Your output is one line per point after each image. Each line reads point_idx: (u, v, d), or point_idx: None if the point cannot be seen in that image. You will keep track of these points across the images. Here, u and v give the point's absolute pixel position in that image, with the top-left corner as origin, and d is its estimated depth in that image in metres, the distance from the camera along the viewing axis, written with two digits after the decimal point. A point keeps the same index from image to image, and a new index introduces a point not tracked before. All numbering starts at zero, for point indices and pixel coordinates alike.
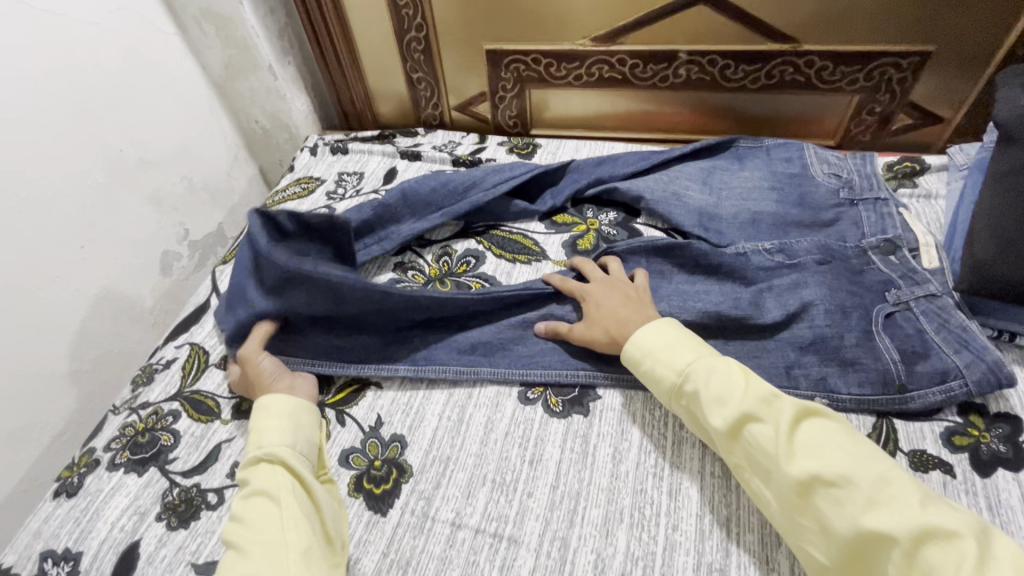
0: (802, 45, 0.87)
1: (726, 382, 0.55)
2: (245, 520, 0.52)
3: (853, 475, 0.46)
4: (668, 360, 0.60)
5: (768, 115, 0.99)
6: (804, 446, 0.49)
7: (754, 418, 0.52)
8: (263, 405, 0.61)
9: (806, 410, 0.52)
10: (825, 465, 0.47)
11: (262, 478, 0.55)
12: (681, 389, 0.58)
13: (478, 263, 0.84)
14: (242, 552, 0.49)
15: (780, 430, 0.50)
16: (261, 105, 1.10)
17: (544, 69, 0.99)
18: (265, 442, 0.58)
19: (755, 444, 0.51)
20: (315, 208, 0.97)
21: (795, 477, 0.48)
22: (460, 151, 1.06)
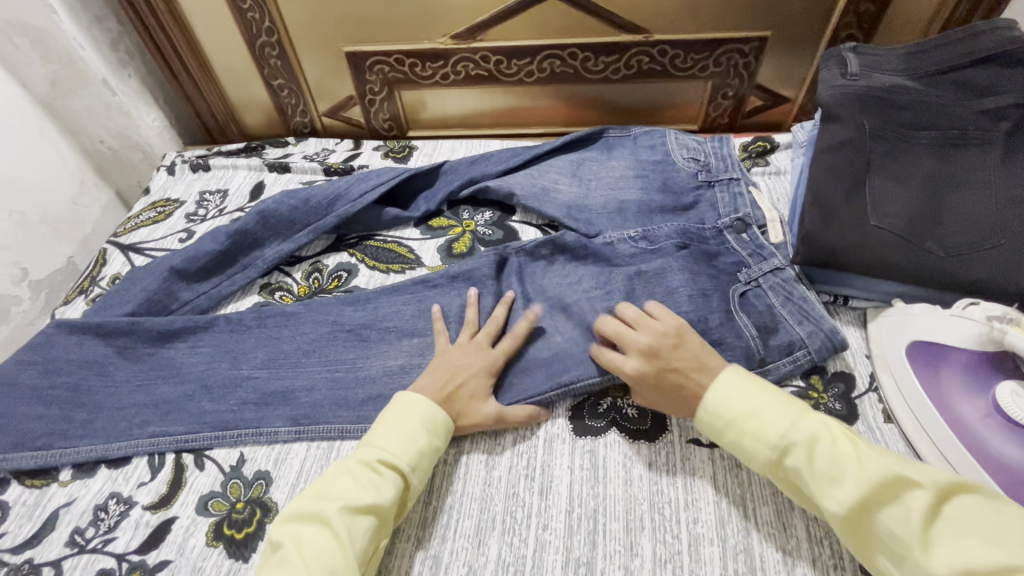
0: (653, 35, 0.89)
1: (836, 460, 0.48)
2: (356, 529, 0.50)
3: (1016, 570, 0.39)
4: (757, 436, 0.52)
5: (633, 104, 1.01)
6: (946, 534, 0.42)
7: (880, 498, 0.46)
8: (426, 416, 0.57)
9: (942, 489, 0.44)
10: (974, 557, 0.40)
11: (387, 493, 0.52)
12: (778, 461, 0.51)
13: (350, 276, 0.81)
14: (337, 557, 0.48)
15: (915, 518, 0.43)
16: (104, 123, 0.99)
17: (409, 70, 0.96)
18: (407, 456, 0.55)
19: (887, 532, 0.45)
20: (171, 233, 0.90)
21: (943, 572, 0.41)
22: (333, 158, 1.01)
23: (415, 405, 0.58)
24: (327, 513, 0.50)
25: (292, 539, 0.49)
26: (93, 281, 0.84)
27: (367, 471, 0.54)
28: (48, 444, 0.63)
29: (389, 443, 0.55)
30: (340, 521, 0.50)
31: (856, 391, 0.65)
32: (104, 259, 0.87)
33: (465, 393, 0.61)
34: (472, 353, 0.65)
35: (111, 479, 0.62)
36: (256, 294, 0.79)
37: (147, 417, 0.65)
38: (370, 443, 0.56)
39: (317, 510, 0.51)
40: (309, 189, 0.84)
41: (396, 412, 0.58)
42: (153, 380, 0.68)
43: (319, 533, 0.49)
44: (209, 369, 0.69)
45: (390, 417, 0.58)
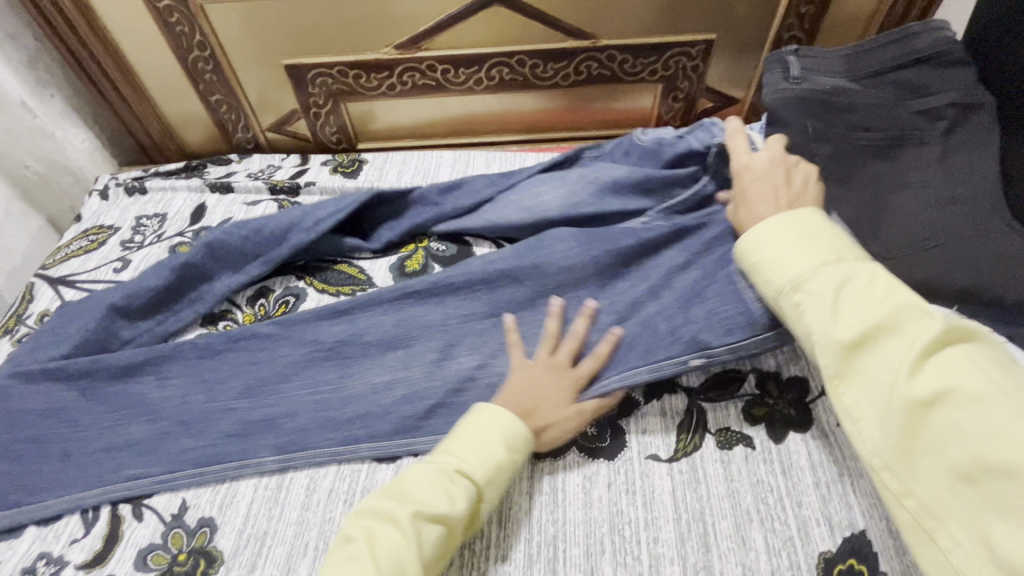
0: (600, 40, 0.88)
1: (851, 289, 0.44)
2: (426, 537, 0.48)
3: (993, 402, 0.36)
4: (785, 261, 0.48)
5: (586, 109, 1.00)
6: (942, 364, 0.39)
7: (887, 327, 0.41)
8: (506, 430, 0.55)
9: (960, 329, 0.40)
10: (967, 393, 0.37)
11: (459, 503, 0.50)
12: (791, 285, 0.47)
13: (298, 302, 0.77)
14: (404, 557, 0.46)
15: (917, 349, 0.39)
16: (27, 147, 0.93)
17: (353, 82, 0.93)
18: (481, 466, 0.53)
19: (879, 359, 0.41)
20: (105, 263, 0.84)
21: (919, 395, 0.39)
22: (280, 176, 0.97)
23: (493, 415, 0.55)
24: (397, 516, 0.49)
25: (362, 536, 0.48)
26: (20, 319, 0.78)
27: (443, 479, 0.51)
28: None
29: (468, 454, 0.53)
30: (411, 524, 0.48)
31: (810, 395, 0.63)
32: (32, 294, 0.81)
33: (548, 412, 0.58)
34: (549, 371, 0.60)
35: (39, 538, 0.58)
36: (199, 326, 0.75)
37: (78, 467, 0.61)
38: (446, 451, 0.54)
39: (389, 509, 0.49)
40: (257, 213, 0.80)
41: (768, 248, 0.49)
42: (87, 426, 0.63)
43: (388, 531, 0.48)
44: (148, 412, 0.65)
45: (468, 426, 0.55)
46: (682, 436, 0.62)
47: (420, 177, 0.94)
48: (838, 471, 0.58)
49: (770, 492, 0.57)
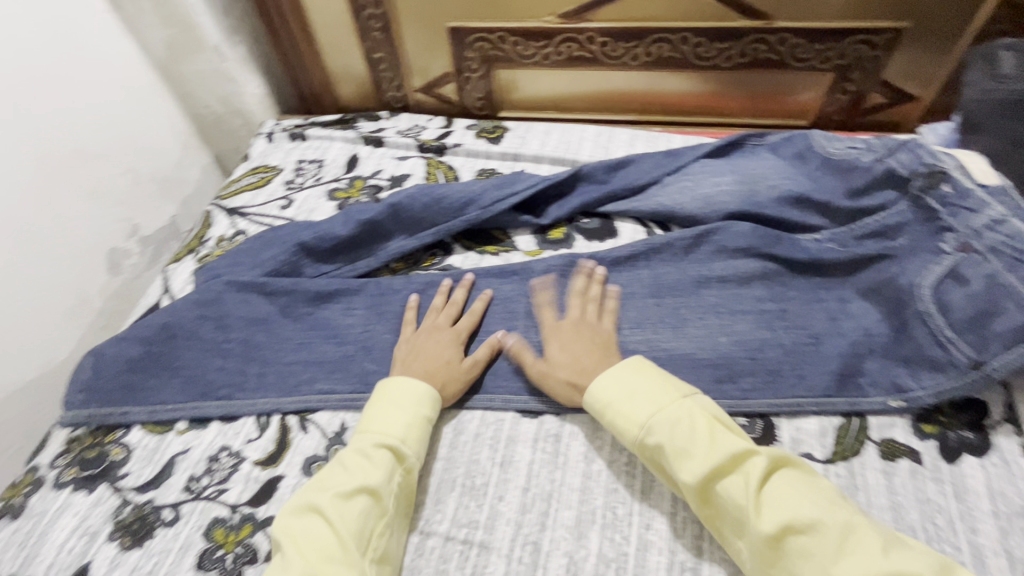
0: (776, 21, 0.84)
1: (689, 436, 0.52)
2: (348, 510, 0.51)
3: (821, 522, 0.45)
4: (630, 412, 0.56)
5: (740, 95, 0.96)
6: (772, 498, 0.47)
7: (727, 468, 0.50)
8: (411, 392, 0.60)
9: (777, 460, 0.50)
10: (792, 515, 0.46)
11: (377, 474, 0.54)
12: (643, 440, 0.54)
13: (444, 255, 0.81)
14: (333, 540, 0.49)
15: (750, 484, 0.48)
16: (211, 89, 1.03)
17: (510, 48, 0.95)
18: (376, 434, 0.57)
19: (730, 502, 0.49)
20: (272, 200, 0.92)
21: (767, 531, 0.46)
22: (426, 135, 1.01)
23: (391, 387, 0.61)
24: (319, 502, 0.52)
25: (288, 529, 0.51)
26: (201, 241, 0.87)
27: (358, 456, 0.56)
28: (165, 396, 0.67)
29: (372, 429, 0.58)
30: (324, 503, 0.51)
31: (990, 420, 0.60)
32: (211, 221, 0.90)
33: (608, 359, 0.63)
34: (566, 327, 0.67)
35: (221, 432, 0.65)
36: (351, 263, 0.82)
37: (256, 378, 0.68)
38: (364, 432, 0.58)
39: (311, 500, 0.52)
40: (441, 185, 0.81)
41: (612, 411, 0.57)
42: (262, 344, 0.71)
43: (312, 519, 0.51)
44: (313, 339, 0.71)
45: (386, 401, 0.60)
46: (839, 439, 0.60)
47: (562, 149, 0.94)
48: (1020, 504, 0.54)
49: (939, 513, 0.54)
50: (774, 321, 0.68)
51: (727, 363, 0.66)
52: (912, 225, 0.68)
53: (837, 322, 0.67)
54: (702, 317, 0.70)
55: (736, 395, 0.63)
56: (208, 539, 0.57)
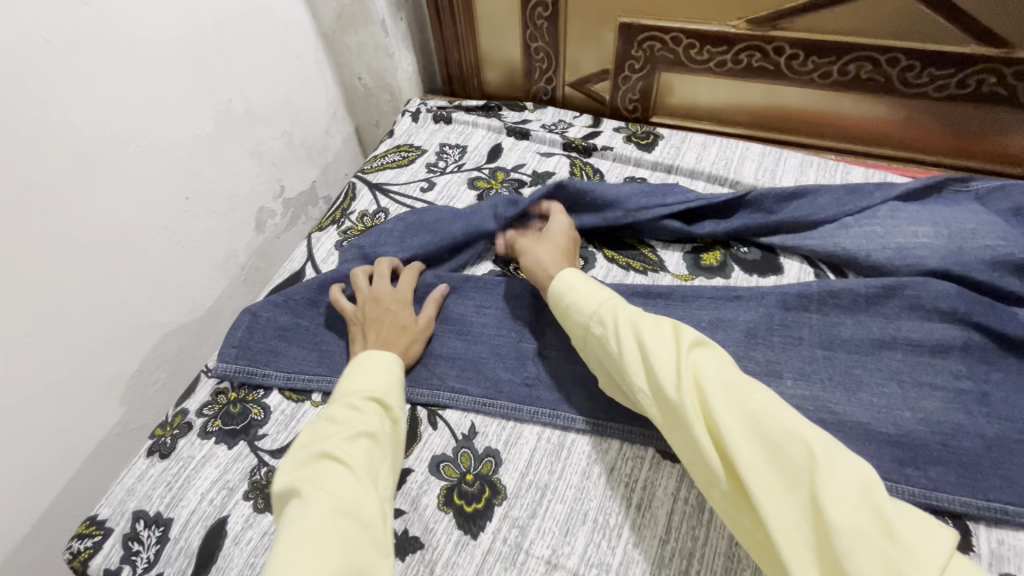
0: (1017, 50, 0.71)
1: (641, 318, 0.54)
2: (356, 449, 0.51)
3: (737, 385, 0.45)
4: (588, 298, 0.59)
5: (943, 130, 0.84)
6: (696, 361, 0.48)
7: (656, 340, 0.51)
8: (386, 355, 0.61)
9: (706, 339, 0.50)
10: (710, 377, 0.46)
11: (364, 420, 0.54)
12: (594, 321, 0.57)
13: (586, 265, 0.76)
14: (349, 480, 0.48)
15: (680, 350, 0.49)
16: (367, 62, 1.04)
17: (683, 51, 0.88)
18: (360, 386, 0.57)
19: (652, 359, 0.49)
20: (414, 180, 0.92)
21: (684, 390, 0.46)
22: (572, 133, 0.97)
23: (365, 357, 0.61)
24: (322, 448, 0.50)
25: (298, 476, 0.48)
26: (344, 213, 0.88)
27: (345, 409, 0.55)
28: (303, 366, 0.68)
29: (350, 384, 0.58)
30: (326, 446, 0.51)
31: None
32: (354, 194, 0.91)
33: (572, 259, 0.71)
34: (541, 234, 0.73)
35: None
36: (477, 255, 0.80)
37: None
38: (346, 389, 0.57)
39: (322, 448, 0.50)
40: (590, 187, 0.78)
41: (577, 294, 0.61)
42: None
43: (323, 464, 0.49)
44: (448, 335, 0.70)
45: (361, 362, 0.60)
46: None
47: (722, 166, 0.87)
48: None
49: None
50: (975, 406, 0.58)
51: (913, 447, 0.57)
52: None
53: None
54: (883, 386, 0.61)
55: (921, 483, 0.55)
56: None
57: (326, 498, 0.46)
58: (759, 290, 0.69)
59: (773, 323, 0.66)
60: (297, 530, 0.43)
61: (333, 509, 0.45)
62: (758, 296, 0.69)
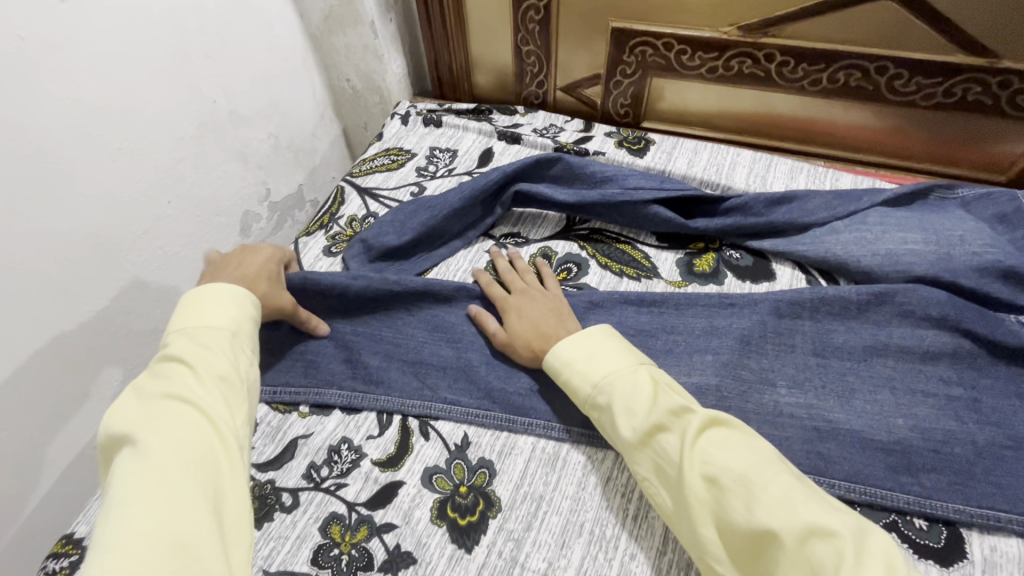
0: (1002, 60, 0.72)
1: (635, 395, 0.52)
2: (207, 389, 0.47)
3: (749, 474, 0.44)
4: (585, 372, 0.57)
5: (929, 138, 0.85)
6: (703, 450, 0.47)
7: (661, 428, 0.50)
8: (236, 292, 0.57)
9: (714, 418, 0.49)
10: (719, 467, 0.45)
11: (208, 360, 0.49)
12: (591, 405, 0.56)
13: (579, 272, 0.76)
14: (192, 425, 0.44)
15: (686, 439, 0.48)
16: (356, 64, 1.02)
17: (674, 57, 0.87)
18: (208, 323, 0.53)
19: (661, 455, 0.49)
20: (403, 185, 0.90)
21: (695, 484, 0.46)
22: (564, 138, 0.96)
23: (212, 292, 0.56)
24: (165, 394, 0.46)
25: (135, 422, 0.44)
26: (333, 217, 0.86)
27: (193, 348, 0.50)
28: (292, 377, 0.67)
29: (194, 320, 0.53)
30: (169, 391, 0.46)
31: None
32: (343, 198, 0.89)
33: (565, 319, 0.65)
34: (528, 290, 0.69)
35: (343, 424, 0.64)
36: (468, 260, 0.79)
37: (382, 371, 0.67)
38: (187, 327, 0.53)
39: (166, 394, 0.46)
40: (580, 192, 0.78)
41: (573, 368, 0.58)
42: (391, 340, 0.69)
43: (162, 408, 0.45)
44: (441, 344, 0.68)
45: (207, 300, 0.55)
46: None
47: (713, 172, 0.87)
48: None
49: None
50: (966, 413, 0.59)
51: (906, 454, 0.57)
52: None
53: None
54: (876, 393, 0.61)
55: (915, 490, 0.55)
56: (324, 535, 0.55)
57: (162, 445, 0.42)
58: (752, 297, 0.69)
59: (767, 330, 0.66)
60: (130, 484, 0.40)
61: (174, 459, 0.41)
62: (751, 303, 0.69)
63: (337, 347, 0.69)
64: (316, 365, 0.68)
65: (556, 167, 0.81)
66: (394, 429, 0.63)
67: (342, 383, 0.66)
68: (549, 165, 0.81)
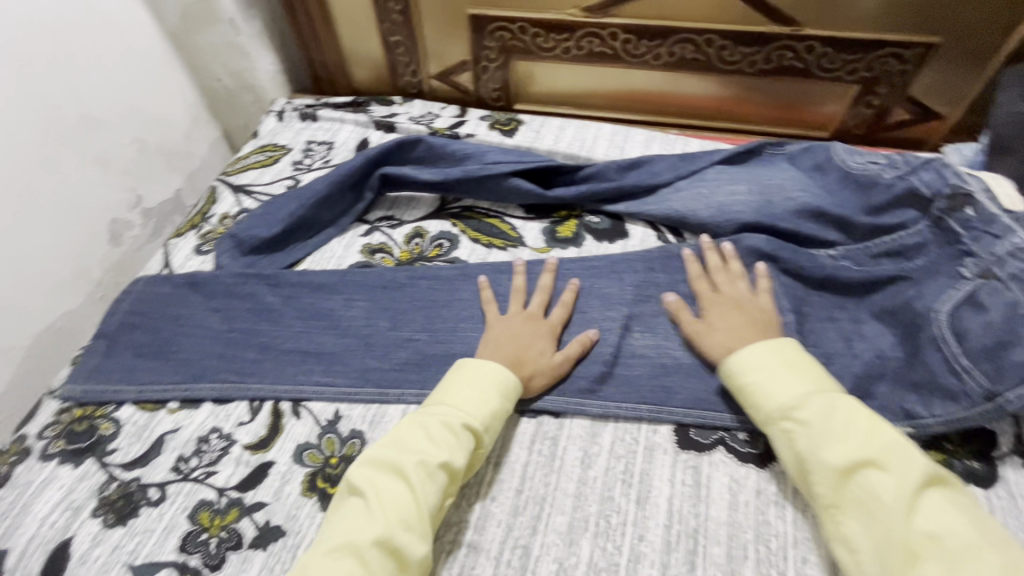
0: (803, 28, 0.82)
1: (851, 424, 0.51)
2: (430, 482, 0.51)
3: (973, 543, 0.43)
4: (775, 393, 0.55)
5: (762, 102, 0.94)
6: (927, 507, 0.46)
7: (876, 464, 0.48)
8: (498, 380, 0.59)
9: (935, 474, 0.47)
10: (950, 530, 0.44)
11: (447, 448, 0.54)
12: (780, 423, 0.54)
13: (451, 247, 0.79)
14: (411, 509, 0.50)
15: (905, 485, 0.46)
16: (224, 62, 1.01)
17: (531, 40, 0.93)
18: (466, 408, 0.57)
19: (871, 492, 0.47)
20: (279, 180, 0.90)
21: (920, 544, 0.44)
22: (439, 123, 0.99)
23: (485, 371, 0.60)
24: (403, 464, 0.52)
25: (368, 483, 0.52)
26: (204, 217, 0.85)
27: (444, 429, 0.55)
28: (158, 376, 0.66)
29: (444, 397, 0.58)
30: (396, 477, 0.52)
31: (998, 451, 0.57)
32: (215, 197, 0.88)
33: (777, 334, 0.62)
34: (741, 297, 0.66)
35: (213, 414, 0.64)
36: (343, 247, 0.80)
37: (254, 359, 0.67)
38: (448, 404, 0.57)
39: (396, 460, 0.53)
40: (445, 171, 0.83)
41: (762, 377, 0.56)
42: (263, 330, 0.70)
43: (391, 478, 0.52)
44: (312, 329, 0.70)
45: (464, 376, 0.60)
46: None
47: (576, 146, 0.92)
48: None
49: None
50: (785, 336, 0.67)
51: None
52: (932, 246, 0.66)
53: (849, 342, 0.65)
54: None
55: None
56: (192, 522, 0.56)
57: (370, 525, 0.49)
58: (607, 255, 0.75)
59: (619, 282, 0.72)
60: (341, 547, 0.48)
61: (370, 540, 0.48)
62: (605, 260, 0.74)
63: (205, 341, 0.69)
64: (182, 363, 0.67)
65: (418, 148, 0.85)
66: (267, 413, 0.64)
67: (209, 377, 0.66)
68: (412, 147, 0.84)
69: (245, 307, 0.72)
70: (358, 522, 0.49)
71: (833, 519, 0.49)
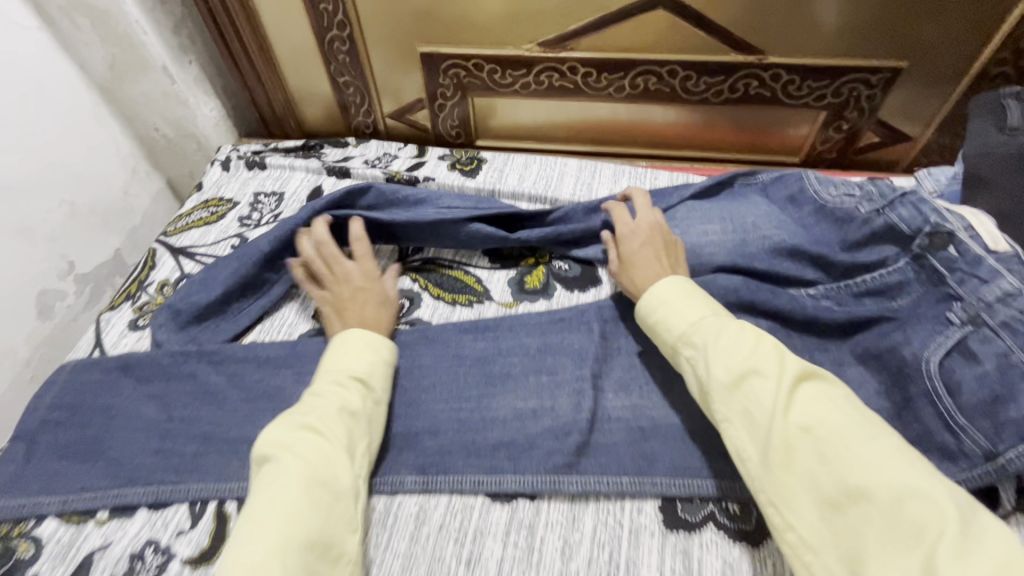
0: (768, 57, 0.79)
1: (733, 339, 0.50)
2: (337, 428, 0.52)
3: (848, 431, 0.41)
4: (677, 320, 0.56)
5: (730, 129, 0.91)
6: (803, 401, 0.44)
7: (757, 373, 0.47)
8: (376, 337, 0.62)
9: (811, 371, 0.46)
10: (831, 423, 0.42)
11: (343, 397, 0.54)
12: (683, 347, 0.54)
13: (412, 306, 0.74)
14: (328, 448, 0.50)
15: (782, 385, 0.45)
16: (161, 112, 0.93)
17: (488, 76, 0.88)
18: (359, 364, 0.58)
19: (750, 399, 0.46)
20: (224, 238, 0.84)
21: (801, 444, 0.42)
22: (396, 165, 0.94)
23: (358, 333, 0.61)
24: (311, 422, 0.51)
25: (278, 443, 0.49)
26: (141, 285, 0.78)
27: (337, 383, 0.56)
28: (84, 482, 0.59)
29: (338, 356, 0.59)
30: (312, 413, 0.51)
31: (1002, 511, 0.53)
32: (154, 261, 0.81)
33: (678, 258, 0.67)
34: (654, 222, 0.70)
35: (149, 522, 0.57)
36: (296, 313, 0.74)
37: (194, 454, 0.60)
38: (331, 369, 0.58)
39: (302, 421, 0.51)
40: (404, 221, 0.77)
41: (667, 309, 0.58)
42: (206, 418, 0.63)
43: (303, 434, 0.50)
44: (260, 413, 0.63)
45: (348, 339, 0.61)
46: None
47: (542, 186, 0.88)
48: None
49: None
50: None
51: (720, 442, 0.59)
52: (915, 284, 0.62)
53: None
54: None
55: None
56: None
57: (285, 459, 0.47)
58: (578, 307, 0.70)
59: (591, 337, 0.67)
60: (268, 495, 0.45)
61: (311, 481, 0.46)
62: (576, 313, 0.69)
63: (138, 435, 0.62)
64: (112, 462, 0.60)
65: (368, 196, 0.79)
66: (209, 516, 0.57)
67: (143, 478, 0.59)
68: (361, 195, 0.78)
69: (184, 392, 0.65)
70: (270, 472, 0.47)
71: (724, 433, 0.47)
